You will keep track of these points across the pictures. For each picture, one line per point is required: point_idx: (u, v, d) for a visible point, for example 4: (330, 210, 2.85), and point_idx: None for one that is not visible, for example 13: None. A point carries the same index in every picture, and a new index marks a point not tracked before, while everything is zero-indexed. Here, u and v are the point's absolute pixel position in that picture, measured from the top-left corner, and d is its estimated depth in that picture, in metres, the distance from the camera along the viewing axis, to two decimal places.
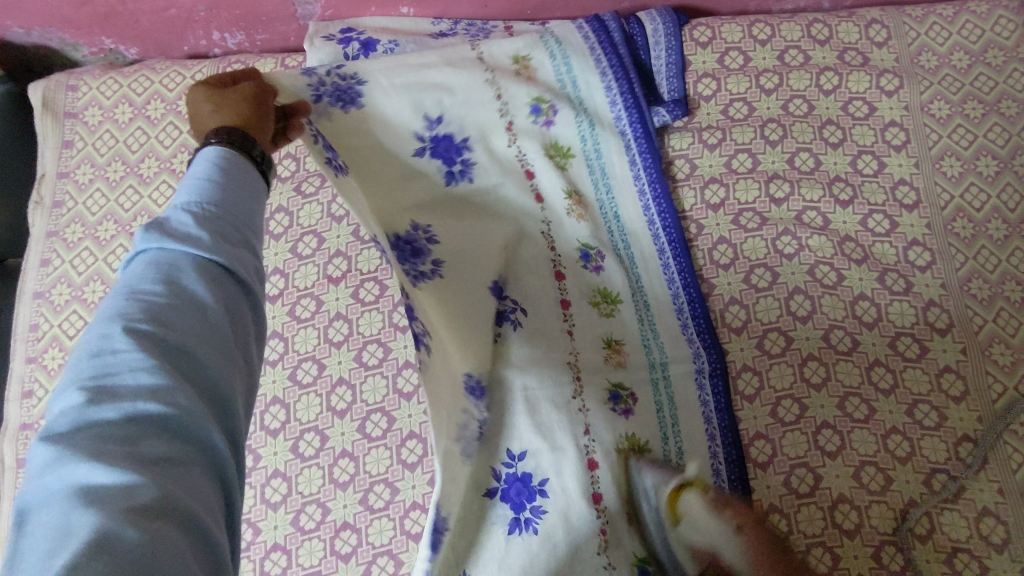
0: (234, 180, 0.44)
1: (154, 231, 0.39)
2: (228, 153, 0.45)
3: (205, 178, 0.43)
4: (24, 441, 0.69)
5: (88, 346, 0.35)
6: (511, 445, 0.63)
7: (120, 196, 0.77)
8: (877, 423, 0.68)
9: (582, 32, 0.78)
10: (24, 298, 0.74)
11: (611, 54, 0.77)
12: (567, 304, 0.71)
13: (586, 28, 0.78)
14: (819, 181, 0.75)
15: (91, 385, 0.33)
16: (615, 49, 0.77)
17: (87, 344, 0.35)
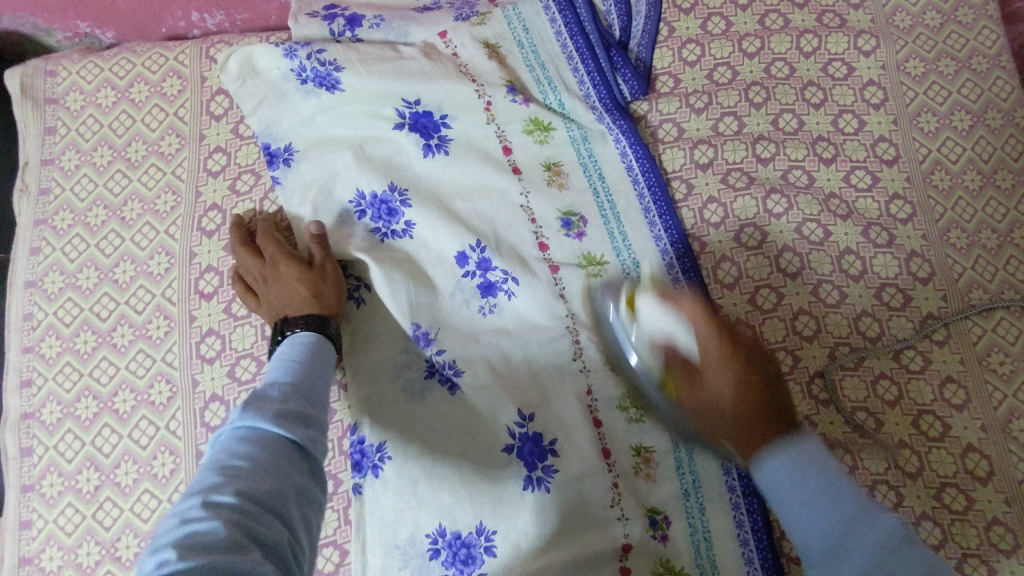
0: (323, 356, 0.59)
1: (250, 410, 0.47)
2: (316, 339, 0.60)
3: (294, 364, 0.56)
4: (27, 430, 0.69)
5: (173, 516, 0.39)
6: (522, 407, 0.67)
7: (108, 181, 0.76)
8: (867, 369, 0.70)
9: (549, 16, 0.80)
10: (15, 289, 0.73)
11: (577, 35, 0.79)
12: (555, 269, 0.72)
13: (553, 10, 0.80)
14: (803, 141, 0.77)
15: (175, 543, 0.37)
16: (581, 27, 0.79)
17: (174, 510, 0.40)
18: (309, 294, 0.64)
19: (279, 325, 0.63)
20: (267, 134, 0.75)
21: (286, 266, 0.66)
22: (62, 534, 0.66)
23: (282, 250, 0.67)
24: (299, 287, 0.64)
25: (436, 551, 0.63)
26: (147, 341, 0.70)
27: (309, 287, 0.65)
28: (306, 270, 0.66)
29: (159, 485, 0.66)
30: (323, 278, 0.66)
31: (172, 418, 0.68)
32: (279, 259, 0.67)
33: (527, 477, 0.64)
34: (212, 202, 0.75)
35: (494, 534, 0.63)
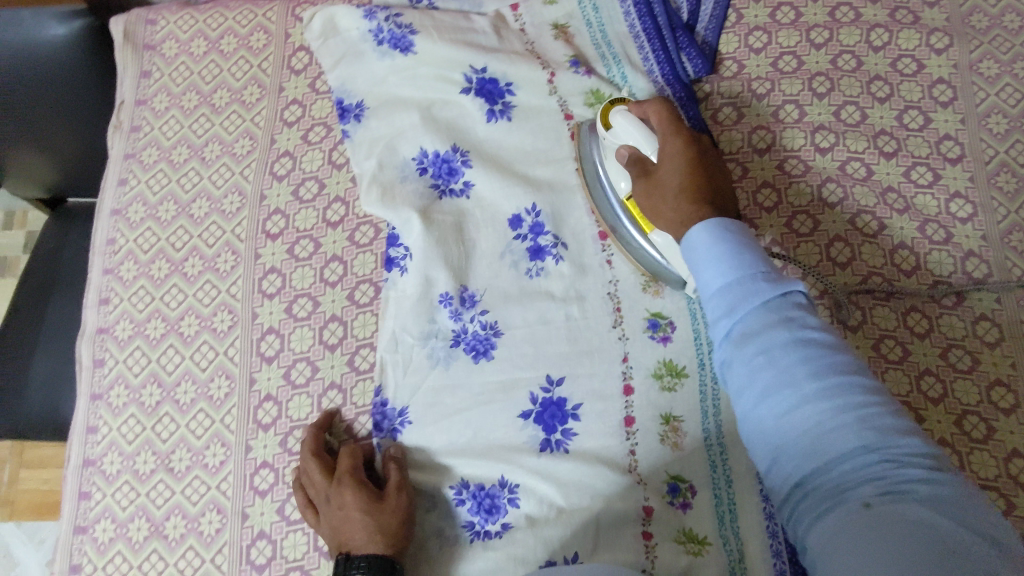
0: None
1: None
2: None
3: None
4: (101, 344, 0.75)
5: None
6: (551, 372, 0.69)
7: (193, 123, 0.82)
8: (911, 364, 0.70)
9: None
10: (102, 215, 0.79)
11: (645, 15, 0.80)
12: (604, 237, 0.74)
13: None
14: (864, 133, 0.77)
15: None
16: (650, 7, 0.80)
17: None
18: (375, 529, 0.60)
19: (342, 560, 0.59)
20: (342, 90, 0.79)
21: (353, 498, 0.62)
22: (123, 441, 0.72)
23: (352, 464, 0.64)
24: (365, 523, 0.60)
25: (462, 500, 0.66)
26: (215, 272, 0.76)
27: (375, 521, 0.60)
28: (374, 505, 0.61)
29: (214, 406, 0.72)
30: (389, 510, 0.62)
31: (230, 344, 0.73)
32: (346, 472, 0.64)
33: (545, 441, 0.66)
34: (284, 149, 0.80)
35: (517, 489, 0.65)
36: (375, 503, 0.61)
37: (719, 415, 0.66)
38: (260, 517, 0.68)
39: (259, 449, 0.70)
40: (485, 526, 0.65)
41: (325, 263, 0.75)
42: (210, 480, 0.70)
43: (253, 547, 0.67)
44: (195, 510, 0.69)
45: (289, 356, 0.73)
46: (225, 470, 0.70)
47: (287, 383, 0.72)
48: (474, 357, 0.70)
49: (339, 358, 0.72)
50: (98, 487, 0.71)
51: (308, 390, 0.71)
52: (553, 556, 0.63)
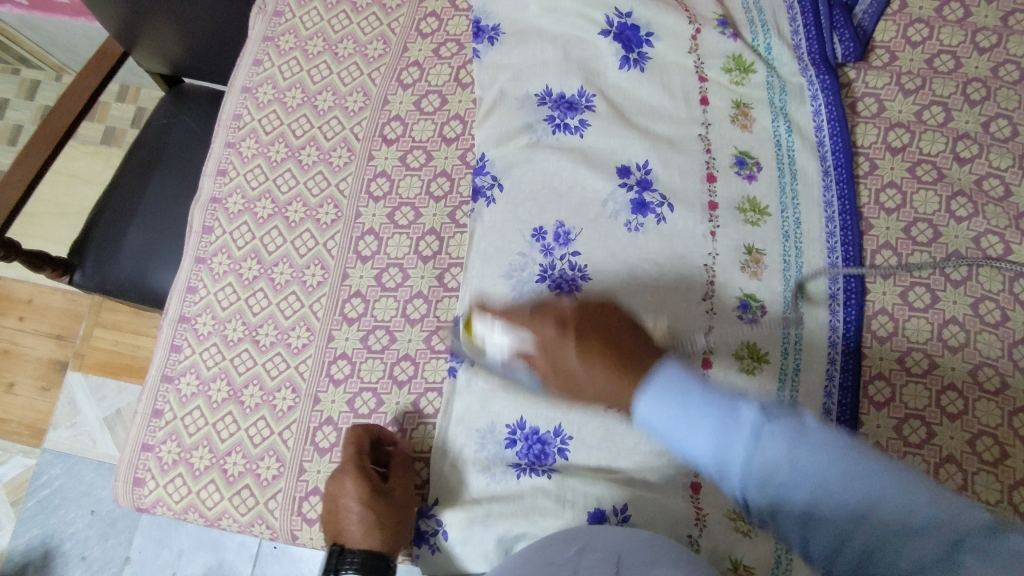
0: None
1: None
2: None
3: None
4: (212, 213, 0.78)
5: None
6: None
7: (332, 18, 0.83)
8: (1007, 398, 0.66)
9: None
10: (233, 91, 0.82)
11: None
12: (713, 207, 0.72)
13: None
14: (1011, 151, 0.72)
15: None
16: None
17: None
18: (374, 528, 0.61)
19: (336, 551, 0.61)
20: (483, 10, 0.79)
21: (359, 494, 0.62)
22: (218, 306, 0.75)
23: (358, 457, 0.64)
24: (367, 523, 0.61)
25: (512, 442, 0.67)
26: (328, 165, 0.78)
27: (378, 520, 0.62)
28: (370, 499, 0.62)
29: (306, 291, 0.75)
30: (392, 509, 0.63)
31: (331, 238, 0.76)
32: (355, 465, 0.63)
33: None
34: (415, 59, 0.80)
35: (569, 440, 0.66)
36: (379, 500, 0.63)
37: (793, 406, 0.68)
38: (331, 404, 0.71)
39: (341, 340, 0.73)
40: (533, 467, 0.66)
41: (434, 176, 0.77)
42: (291, 359, 0.73)
43: (320, 430, 0.70)
44: (273, 384, 0.72)
45: (383, 259, 0.74)
46: (306, 353, 0.73)
47: (377, 285, 0.74)
48: (557, 293, 0.69)
49: (431, 270, 0.74)
50: (188, 343, 0.75)
51: (396, 295, 0.73)
52: (602, 506, 0.64)
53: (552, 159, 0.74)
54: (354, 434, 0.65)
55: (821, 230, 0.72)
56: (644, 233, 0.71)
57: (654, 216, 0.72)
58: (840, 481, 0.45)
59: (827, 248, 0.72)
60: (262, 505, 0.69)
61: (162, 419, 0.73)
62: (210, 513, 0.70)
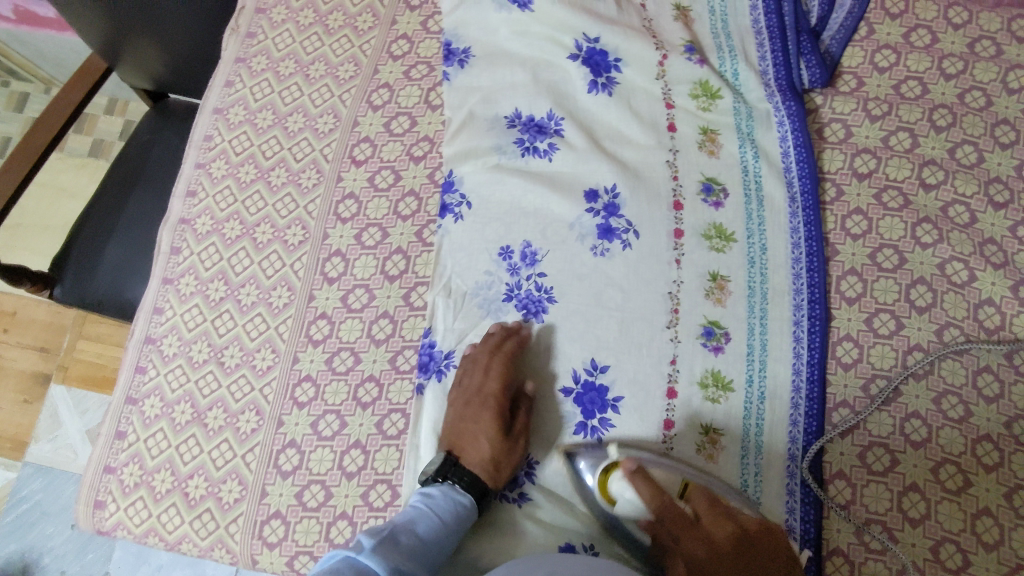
0: (456, 511, 0.61)
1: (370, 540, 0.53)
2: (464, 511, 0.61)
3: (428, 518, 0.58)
4: (180, 233, 0.78)
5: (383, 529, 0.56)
6: (594, 356, 0.69)
7: (305, 40, 0.83)
8: (971, 427, 0.66)
9: None
10: (205, 111, 0.82)
11: (773, 13, 0.77)
12: (679, 234, 0.72)
13: None
14: (977, 177, 0.72)
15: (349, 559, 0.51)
16: (779, 6, 0.77)
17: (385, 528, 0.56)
18: (487, 459, 0.63)
19: (451, 461, 0.64)
20: (454, 34, 0.79)
21: (487, 421, 0.64)
22: (184, 327, 0.75)
23: (502, 386, 0.65)
24: (483, 448, 0.63)
25: None
26: (296, 187, 0.78)
27: (490, 453, 0.63)
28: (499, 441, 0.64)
29: (272, 313, 0.74)
30: (511, 447, 0.65)
31: (298, 259, 0.76)
32: (493, 393, 0.65)
33: (581, 423, 0.68)
34: (385, 81, 0.80)
35: (536, 465, 0.68)
36: (500, 433, 0.64)
37: (759, 433, 0.67)
38: (294, 427, 0.71)
39: (306, 362, 0.72)
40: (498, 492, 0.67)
41: (402, 197, 0.77)
42: (255, 381, 0.73)
43: (283, 453, 0.70)
44: (236, 406, 0.72)
45: (350, 281, 0.74)
46: (270, 375, 0.73)
47: (343, 306, 0.74)
48: (524, 316, 0.71)
49: (397, 290, 0.74)
50: (153, 365, 0.74)
51: (362, 316, 0.73)
52: (568, 538, 0.65)
53: (518, 183, 0.74)
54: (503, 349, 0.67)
55: (787, 256, 0.72)
56: (610, 257, 0.72)
57: (620, 242, 0.72)
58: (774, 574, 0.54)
59: (792, 275, 0.71)
60: (223, 529, 0.69)
61: (125, 440, 0.72)
62: (171, 537, 0.69)
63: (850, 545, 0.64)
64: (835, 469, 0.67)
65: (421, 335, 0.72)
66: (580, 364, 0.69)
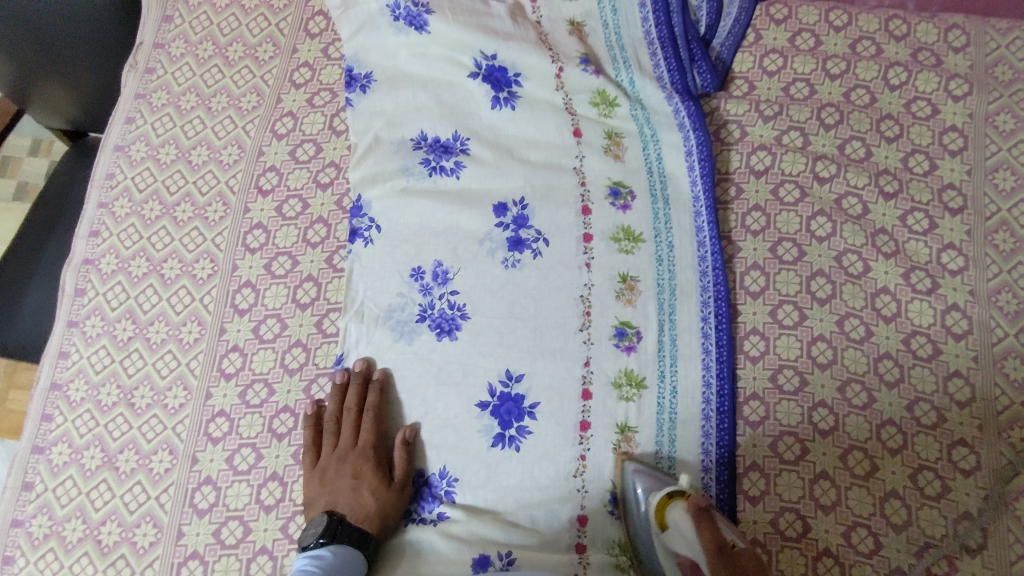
0: (348, 571, 0.60)
1: None
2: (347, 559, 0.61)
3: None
4: (85, 274, 0.76)
5: None
6: (510, 368, 0.70)
7: (205, 73, 0.82)
8: (875, 412, 0.68)
9: None
10: (106, 149, 0.81)
11: (663, 23, 0.79)
12: (588, 239, 0.74)
13: None
14: (866, 170, 0.75)
15: None
16: (668, 15, 0.78)
17: None
18: (375, 510, 0.65)
19: (336, 519, 0.63)
20: (355, 59, 0.80)
21: (368, 472, 0.66)
22: (91, 370, 0.73)
23: (376, 437, 0.67)
24: (368, 501, 0.65)
25: None
26: (203, 221, 0.77)
27: (377, 504, 0.65)
28: (382, 491, 0.65)
29: (182, 349, 0.73)
30: (396, 495, 0.66)
31: (207, 293, 0.75)
32: (370, 445, 0.67)
33: (499, 434, 0.68)
34: (289, 109, 0.80)
35: (454, 483, 0.68)
36: (383, 484, 0.66)
37: (674, 428, 0.69)
38: (209, 463, 0.70)
39: (219, 397, 0.71)
40: (422, 515, 0.68)
41: (310, 224, 0.76)
42: (167, 420, 0.71)
43: (199, 491, 0.69)
44: (149, 447, 0.70)
45: (261, 311, 0.74)
46: (183, 413, 0.71)
47: (255, 337, 0.73)
48: (437, 335, 0.71)
49: (310, 317, 0.74)
50: (60, 411, 0.72)
51: (275, 346, 0.73)
52: (487, 552, 0.64)
53: (426, 203, 0.74)
54: (370, 401, 0.68)
55: (694, 254, 0.73)
56: (521, 269, 0.73)
57: (528, 253, 0.73)
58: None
59: (699, 272, 0.73)
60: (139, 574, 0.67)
61: (33, 491, 0.70)
62: None
63: (768, 534, 0.65)
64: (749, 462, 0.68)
65: (334, 361, 0.72)
66: (495, 375, 0.70)
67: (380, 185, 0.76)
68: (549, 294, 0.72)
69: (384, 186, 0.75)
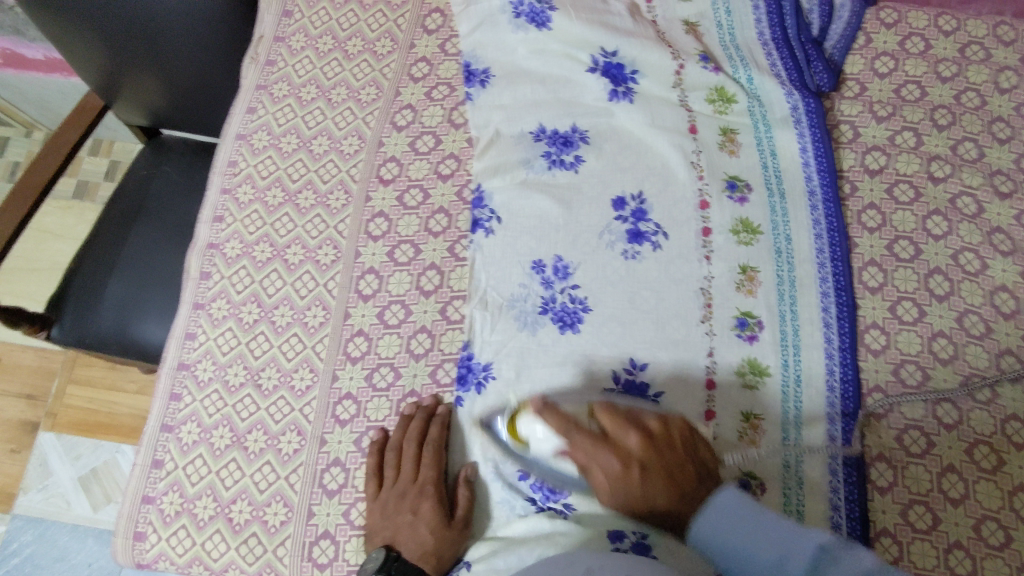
0: None
1: None
2: None
3: None
4: (209, 258, 0.79)
5: None
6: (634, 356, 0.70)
7: (325, 66, 0.86)
8: (999, 407, 0.67)
9: (753, 2, 0.83)
10: (228, 138, 0.84)
11: (777, 26, 0.82)
12: (707, 232, 0.74)
13: None
14: (980, 170, 0.76)
15: None
16: (782, 19, 0.82)
17: None
18: (433, 550, 0.63)
19: (391, 554, 0.61)
20: (473, 55, 0.82)
21: (427, 510, 0.64)
22: (218, 351, 0.75)
23: (438, 475, 0.66)
24: (426, 539, 0.63)
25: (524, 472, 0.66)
26: (326, 208, 0.79)
27: (435, 541, 0.63)
28: (442, 528, 0.63)
29: (307, 332, 0.74)
30: (454, 535, 0.63)
31: (331, 278, 0.76)
32: (431, 481, 0.66)
33: None
34: (408, 102, 0.83)
35: None
36: (442, 523, 0.64)
37: (799, 418, 0.68)
38: (337, 445, 0.70)
39: (345, 379, 0.72)
40: (547, 498, 0.64)
41: (432, 214, 0.78)
42: (294, 402, 0.72)
43: (327, 472, 0.69)
44: (277, 428, 0.71)
45: (385, 298, 0.75)
46: (309, 395, 0.72)
47: (380, 323, 0.74)
48: (560, 327, 0.71)
49: (433, 305, 0.75)
50: (188, 391, 0.74)
51: (399, 331, 0.74)
52: (621, 526, 0.62)
53: (547, 193, 0.75)
54: (435, 434, 0.68)
55: (812, 246, 0.74)
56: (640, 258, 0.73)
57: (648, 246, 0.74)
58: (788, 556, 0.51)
59: (817, 264, 0.73)
60: (270, 553, 0.67)
61: (163, 469, 0.71)
62: (215, 565, 0.68)
63: (898, 527, 0.64)
64: (875, 453, 0.67)
65: (459, 347, 0.72)
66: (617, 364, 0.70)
67: (500, 175, 0.77)
68: (667, 288, 0.72)
69: (503, 175, 0.77)
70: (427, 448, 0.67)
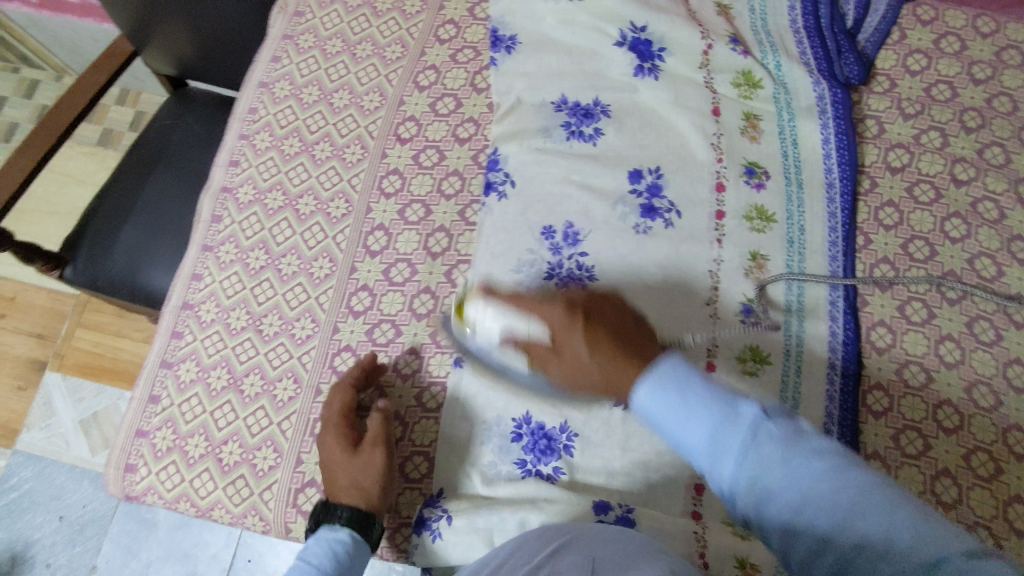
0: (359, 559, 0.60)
1: None
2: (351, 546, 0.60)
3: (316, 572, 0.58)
4: (222, 202, 0.79)
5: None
6: None
7: (352, 21, 0.86)
8: (1002, 416, 0.66)
9: None
10: (250, 85, 0.84)
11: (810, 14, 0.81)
12: (720, 215, 0.73)
13: None
14: (1006, 176, 0.74)
15: None
16: (816, 8, 0.81)
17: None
18: (351, 485, 0.62)
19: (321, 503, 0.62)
20: (501, 20, 0.81)
21: (338, 444, 0.63)
22: (223, 294, 0.75)
23: (342, 407, 0.65)
24: (344, 479, 0.62)
25: (518, 436, 0.65)
26: (341, 161, 0.79)
27: (351, 478, 0.62)
28: (351, 457, 0.62)
29: (312, 283, 0.74)
30: (365, 462, 0.62)
31: (340, 231, 0.76)
32: (337, 415, 0.65)
33: None
34: (432, 63, 0.83)
35: (575, 437, 0.64)
36: (348, 453, 0.63)
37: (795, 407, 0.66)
38: None
39: (346, 332, 0.72)
40: (538, 464, 0.64)
41: (446, 176, 0.78)
42: (294, 349, 0.72)
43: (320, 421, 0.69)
44: (274, 374, 0.72)
45: (392, 255, 0.75)
46: (309, 344, 0.72)
47: (385, 279, 0.74)
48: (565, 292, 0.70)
49: (438, 266, 0.74)
50: (190, 330, 0.74)
51: (403, 289, 0.74)
52: (606, 498, 0.62)
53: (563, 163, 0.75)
54: (348, 377, 0.67)
55: (824, 238, 0.73)
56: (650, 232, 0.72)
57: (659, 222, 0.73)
58: (818, 492, 0.41)
59: (829, 256, 0.72)
60: (257, 496, 0.67)
61: (159, 405, 0.72)
62: (202, 503, 0.68)
63: None
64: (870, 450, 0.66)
65: None
66: None
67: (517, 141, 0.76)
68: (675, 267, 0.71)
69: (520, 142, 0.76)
70: (336, 392, 0.66)
